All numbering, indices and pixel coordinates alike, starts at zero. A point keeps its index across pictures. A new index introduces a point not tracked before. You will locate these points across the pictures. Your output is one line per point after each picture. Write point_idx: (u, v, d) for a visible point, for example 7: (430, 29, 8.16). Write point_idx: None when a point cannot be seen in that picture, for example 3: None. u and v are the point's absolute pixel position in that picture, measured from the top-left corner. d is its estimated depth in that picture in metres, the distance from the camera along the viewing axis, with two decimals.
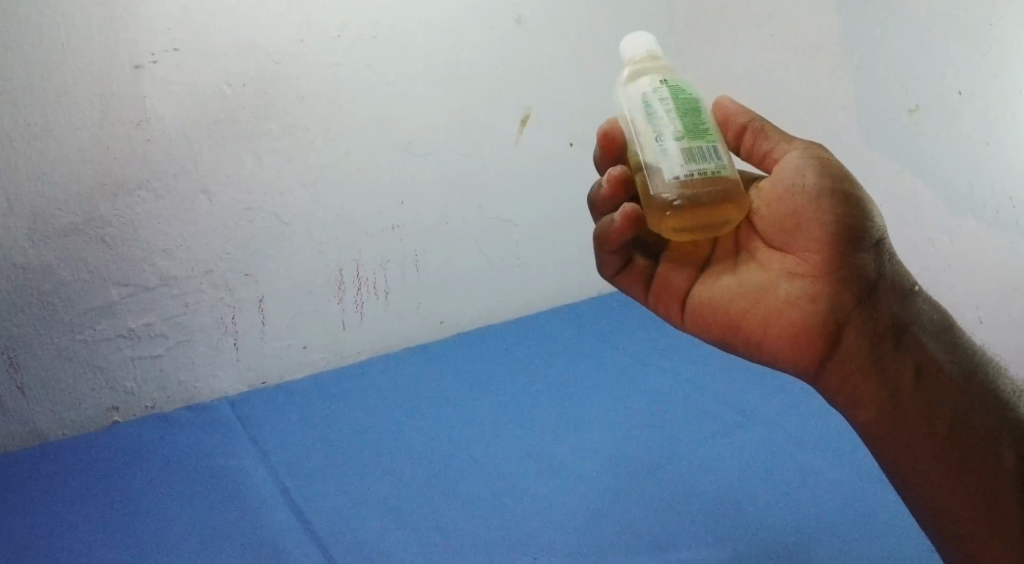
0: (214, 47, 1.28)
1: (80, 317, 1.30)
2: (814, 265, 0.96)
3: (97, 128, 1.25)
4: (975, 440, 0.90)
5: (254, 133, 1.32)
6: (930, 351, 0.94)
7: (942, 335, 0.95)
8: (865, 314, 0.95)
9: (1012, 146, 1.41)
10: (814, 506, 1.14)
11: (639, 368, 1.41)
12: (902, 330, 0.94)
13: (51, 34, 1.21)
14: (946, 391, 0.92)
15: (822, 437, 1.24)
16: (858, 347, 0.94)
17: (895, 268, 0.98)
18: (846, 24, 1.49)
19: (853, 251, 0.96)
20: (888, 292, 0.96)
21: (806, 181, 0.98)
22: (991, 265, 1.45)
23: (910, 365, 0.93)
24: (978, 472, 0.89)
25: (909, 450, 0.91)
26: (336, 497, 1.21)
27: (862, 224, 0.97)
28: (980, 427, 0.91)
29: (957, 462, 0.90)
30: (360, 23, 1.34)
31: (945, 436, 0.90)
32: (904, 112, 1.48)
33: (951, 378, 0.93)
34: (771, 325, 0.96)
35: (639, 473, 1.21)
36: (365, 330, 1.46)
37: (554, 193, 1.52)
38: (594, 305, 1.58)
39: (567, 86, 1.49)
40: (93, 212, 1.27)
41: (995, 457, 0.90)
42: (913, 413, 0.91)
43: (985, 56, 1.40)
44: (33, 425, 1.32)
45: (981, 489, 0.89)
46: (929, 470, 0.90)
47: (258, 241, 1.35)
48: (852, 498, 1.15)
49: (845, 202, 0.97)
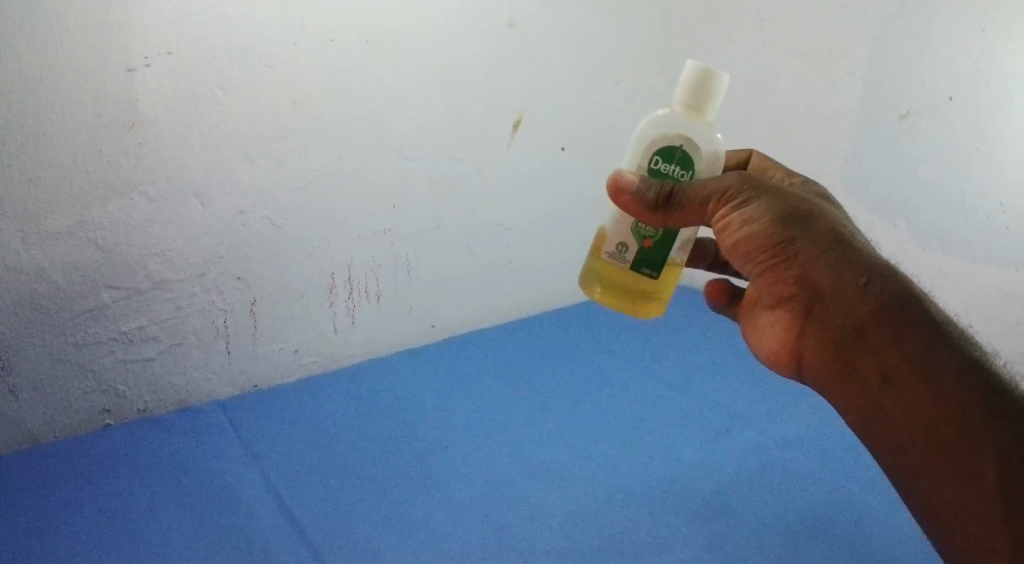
0: (209, 49, 1.21)
1: (72, 321, 1.24)
2: (767, 291, 0.92)
3: (90, 131, 1.17)
4: (953, 433, 0.80)
5: (244, 136, 1.27)
6: (895, 346, 0.84)
7: (912, 320, 0.84)
8: (818, 332, 0.89)
9: (1003, 151, 1.54)
10: (782, 528, 1.21)
11: (625, 381, 1.48)
12: (861, 332, 0.85)
13: (25, 24, 1.10)
14: (919, 389, 0.82)
15: (791, 470, 1.31)
16: (823, 362, 0.89)
17: (852, 267, 0.87)
18: (842, 29, 1.56)
19: (788, 271, 0.89)
20: (837, 297, 0.87)
21: (729, 222, 0.91)
22: (976, 273, 1.63)
23: (873, 371, 0.84)
24: (962, 465, 0.79)
25: (891, 451, 0.83)
26: (325, 501, 1.22)
27: (794, 239, 0.89)
28: (958, 420, 0.80)
29: (938, 457, 0.80)
30: (355, 23, 1.30)
31: (927, 436, 0.81)
32: (898, 117, 1.57)
33: (929, 370, 0.82)
34: (760, 348, 0.96)
35: (620, 495, 1.24)
36: (357, 334, 1.49)
37: (553, 198, 1.61)
38: (581, 314, 1.70)
39: (562, 91, 1.53)
40: (85, 215, 1.20)
41: (978, 448, 0.79)
42: (888, 421, 0.83)
43: (978, 62, 1.51)
44: (25, 426, 1.26)
45: (966, 484, 0.79)
46: (910, 470, 0.82)
47: (250, 246, 1.33)
48: (820, 535, 1.20)
49: (760, 234, 0.90)
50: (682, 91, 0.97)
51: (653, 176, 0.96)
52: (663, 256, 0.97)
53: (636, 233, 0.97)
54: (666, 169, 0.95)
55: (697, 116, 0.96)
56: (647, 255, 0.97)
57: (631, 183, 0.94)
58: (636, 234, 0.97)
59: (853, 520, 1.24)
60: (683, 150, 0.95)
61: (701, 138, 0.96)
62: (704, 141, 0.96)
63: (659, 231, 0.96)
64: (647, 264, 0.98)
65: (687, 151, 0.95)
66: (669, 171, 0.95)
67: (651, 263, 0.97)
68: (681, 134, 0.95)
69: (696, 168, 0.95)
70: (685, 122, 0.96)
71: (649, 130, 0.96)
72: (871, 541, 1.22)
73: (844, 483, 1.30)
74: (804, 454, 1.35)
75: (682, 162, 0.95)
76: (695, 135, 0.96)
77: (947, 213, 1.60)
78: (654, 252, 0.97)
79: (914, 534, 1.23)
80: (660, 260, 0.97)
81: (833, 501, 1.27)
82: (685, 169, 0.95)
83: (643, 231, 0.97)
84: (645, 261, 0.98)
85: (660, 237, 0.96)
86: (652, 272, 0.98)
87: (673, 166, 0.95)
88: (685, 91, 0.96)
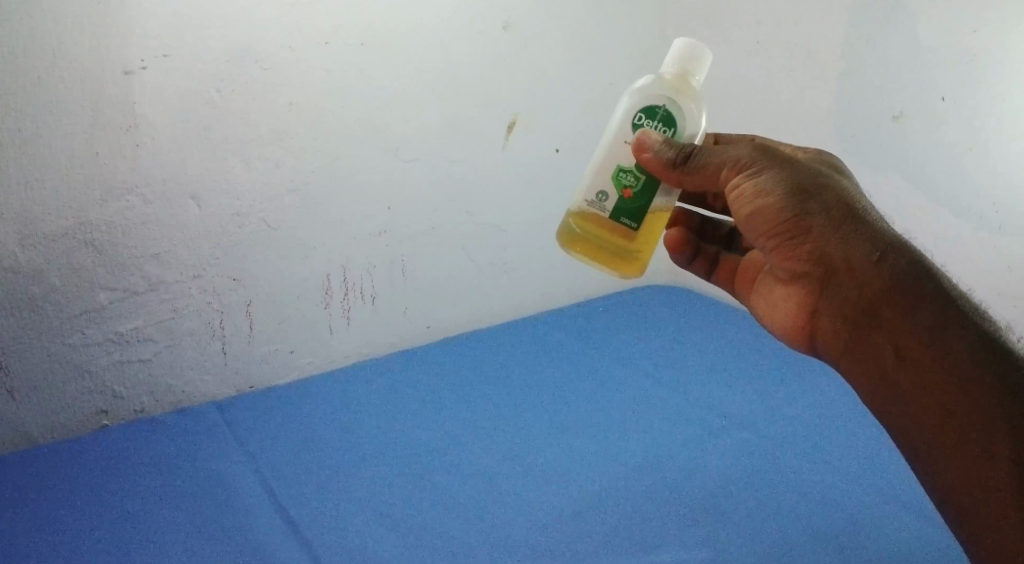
0: (206, 51, 1.21)
1: (69, 322, 1.24)
2: (780, 265, 0.93)
3: (87, 133, 1.17)
4: (966, 414, 0.80)
5: (242, 138, 1.28)
6: (909, 320, 0.85)
7: (924, 292, 0.85)
8: (831, 307, 0.89)
9: (998, 152, 1.51)
10: (783, 523, 1.22)
11: (616, 382, 1.50)
12: (875, 302, 0.86)
13: (23, 25, 1.10)
14: (934, 364, 0.83)
15: (786, 462, 1.33)
16: (837, 337, 0.90)
17: (865, 239, 0.88)
18: (846, 33, 1.57)
19: (801, 244, 0.90)
20: (851, 267, 0.88)
21: (744, 191, 0.93)
22: (973, 273, 1.60)
23: (887, 345, 0.85)
24: (974, 447, 0.80)
25: (905, 428, 0.84)
26: (323, 501, 1.22)
27: (807, 212, 0.90)
28: (972, 399, 0.81)
29: (954, 437, 0.81)
30: (349, 29, 1.31)
31: (941, 414, 0.82)
32: (891, 118, 1.57)
33: (943, 346, 0.83)
34: (774, 324, 0.97)
35: (621, 495, 1.24)
36: (352, 334, 1.50)
37: (552, 196, 1.63)
38: (576, 314, 1.72)
39: (554, 96, 1.55)
40: (83, 217, 1.20)
41: (991, 428, 0.79)
42: (902, 398, 0.84)
43: (972, 62, 1.49)
44: (22, 427, 1.26)
45: (978, 465, 0.79)
46: (923, 450, 0.83)
47: (245, 248, 1.34)
48: (820, 527, 1.22)
49: (773, 204, 0.91)
50: (677, 56, 0.95)
51: (636, 131, 0.95)
52: (644, 207, 0.95)
53: (617, 182, 0.95)
54: (649, 126, 0.94)
55: (688, 83, 0.95)
56: (628, 206, 0.96)
57: (652, 141, 0.93)
58: (616, 184, 0.95)
59: (851, 519, 1.23)
60: (666, 110, 0.94)
61: (686, 103, 0.95)
62: (688, 107, 0.95)
63: (640, 180, 0.95)
64: (627, 216, 0.96)
65: (671, 112, 0.94)
66: (652, 128, 0.94)
67: (631, 214, 0.96)
68: (667, 96, 0.94)
69: (679, 129, 0.94)
70: (675, 86, 0.95)
71: (639, 88, 0.95)
72: (865, 536, 1.21)
73: (841, 481, 1.30)
74: (795, 448, 1.36)
75: (665, 122, 0.94)
76: (680, 100, 0.94)
77: (941, 212, 1.59)
78: (635, 203, 0.95)
79: (913, 534, 1.22)
80: (641, 211, 0.96)
81: (831, 501, 1.26)
82: (669, 129, 0.94)
83: (622, 180, 0.95)
84: (624, 211, 0.96)
85: (641, 188, 0.95)
86: (632, 223, 0.96)
87: (655, 124, 0.94)
88: (680, 57, 0.95)
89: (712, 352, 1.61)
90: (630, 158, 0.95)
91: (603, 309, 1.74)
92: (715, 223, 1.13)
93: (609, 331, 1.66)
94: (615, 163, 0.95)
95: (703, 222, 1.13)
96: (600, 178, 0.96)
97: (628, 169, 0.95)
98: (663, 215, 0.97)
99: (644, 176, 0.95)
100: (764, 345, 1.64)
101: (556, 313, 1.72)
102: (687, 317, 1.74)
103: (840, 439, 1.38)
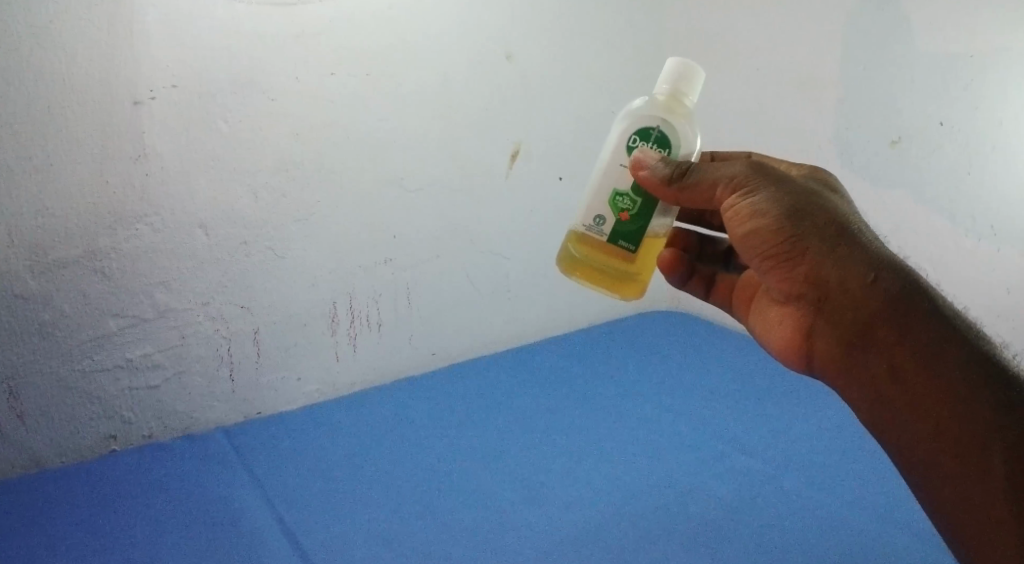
0: (213, 82, 1.24)
1: (80, 347, 1.26)
2: (775, 286, 0.94)
3: (97, 163, 1.20)
4: (962, 431, 0.82)
5: (248, 168, 1.30)
6: (904, 341, 0.86)
7: (919, 313, 0.86)
8: (826, 329, 0.91)
9: (995, 170, 1.53)
10: (783, 543, 1.23)
11: (617, 406, 1.51)
12: (870, 324, 0.87)
13: (32, 57, 1.13)
14: (928, 384, 0.84)
15: (788, 486, 1.33)
16: (831, 358, 0.91)
17: (859, 261, 0.89)
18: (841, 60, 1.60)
19: (796, 266, 0.92)
20: (845, 289, 0.89)
21: (739, 212, 0.94)
22: (969, 297, 1.61)
23: (881, 366, 0.87)
24: (972, 462, 0.81)
25: (903, 445, 0.85)
26: (329, 524, 1.23)
27: (802, 234, 0.91)
28: (967, 417, 0.82)
29: (951, 454, 0.82)
30: (352, 61, 1.33)
31: (937, 432, 0.83)
32: (888, 143, 1.60)
33: (937, 367, 0.84)
34: (769, 342, 0.98)
35: (617, 518, 1.25)
36: (358, 362, 1.51)
37: (552, 224, 1.65)
38: (579, 340, 1.73)
39: (553, 125, 1.58)
40: (93, 244, 1.22)
41: (986, 445, 0.81)
42: (898, 417, 0.85)
43: (970, 85, 1.51)
44: (32, 452, 1.27)
45: (977, 480, 0.81)
46: (921, 467, 0.84)
47: (252, 276, 1.35)
48: (819, 547, 1.22)
49: (769, 225, 0.92)
50: (667, 77, 0.97)
51: (631, 153, 0.96)
52: (641, 229, 0.97)
53: (614, 206, 0.97)
54: (644, 146, 0.96)
55: (680, 104, 0.97)
56: (624, 229, 0.97)
57: (649, 160, 0.95)
58: (613, 208, 0.97)
59: (850, 538, 1.24)
60: (660, 131, 0.96)
61: (679, 123, 0.97)
62: (682, 128, 0.97)
63: (638, 203, 0.96)
64: (625, 239, 0.97)
65: (665, 133, 0.96)
66: (647, 149, 0.96)
67: (628, 237, 0.97)
68: (659, 117, 0.96)
69: (673, 148, 0.96)
70: (667, 107, 0.97)
71: (632, 112, 0.97)
72: (864, 554, 1.22)
73: (841, 501, 1.31)
74: (796, 470, 1.37)
75: (659, 143, 0.96)
76: (673, 120, 0.96)
77: (938, 236, 1.60)
78: (632, 226, 0.97)
79: (909, 551, 1.23)
80: (639, 233, 0.97)
81: (829, 523, 1.27)
82: (663, 149, 0.96)
83: (619, 204, 0.97)
84: (621, 235, 0.97)
85: (637, 211, 0.97)
86: (630, 246, 0.97)
87: (650, 145, 0.96)
88: (670, 78, 0.97)
89: (714, 376, 1.62)
90: (626, 182, 0.97)
91: (604, 336, 1.76)
92: (713, 242, 1.15)
93: (613, 357, 1.68)
94: (611, 188, 0.97)
95: (702, 241, 1.14)
96: (600, 202, 0.98)
97: (624, 193, 0.97)
98: (659, 239, 0.98)
99: (640, 199, 0.96)
100: (764, 369, 1.65)
101: (558, 339, 1.73)
102: (687, 342, 1.75)
103: (838, 461, 1.39)
